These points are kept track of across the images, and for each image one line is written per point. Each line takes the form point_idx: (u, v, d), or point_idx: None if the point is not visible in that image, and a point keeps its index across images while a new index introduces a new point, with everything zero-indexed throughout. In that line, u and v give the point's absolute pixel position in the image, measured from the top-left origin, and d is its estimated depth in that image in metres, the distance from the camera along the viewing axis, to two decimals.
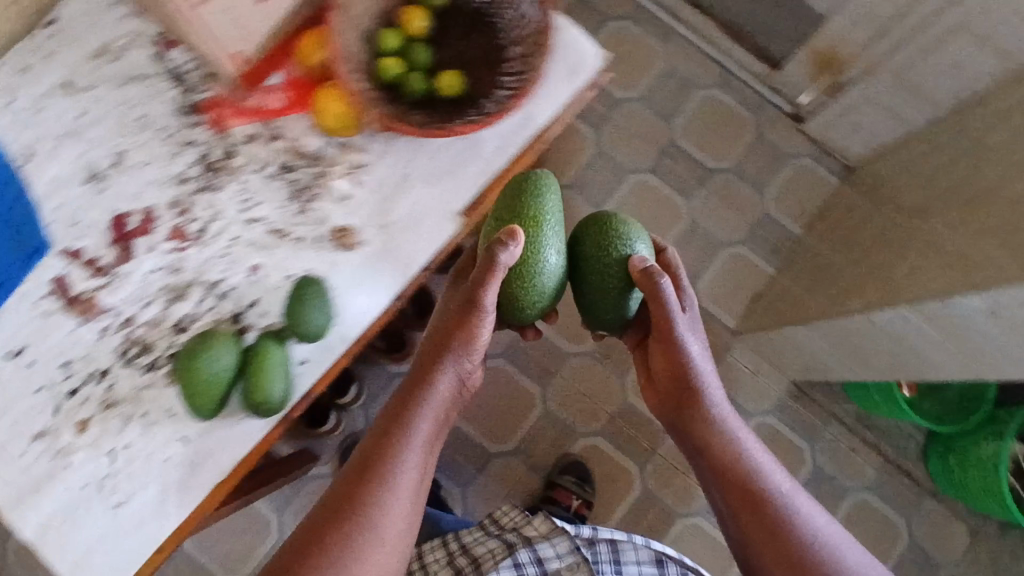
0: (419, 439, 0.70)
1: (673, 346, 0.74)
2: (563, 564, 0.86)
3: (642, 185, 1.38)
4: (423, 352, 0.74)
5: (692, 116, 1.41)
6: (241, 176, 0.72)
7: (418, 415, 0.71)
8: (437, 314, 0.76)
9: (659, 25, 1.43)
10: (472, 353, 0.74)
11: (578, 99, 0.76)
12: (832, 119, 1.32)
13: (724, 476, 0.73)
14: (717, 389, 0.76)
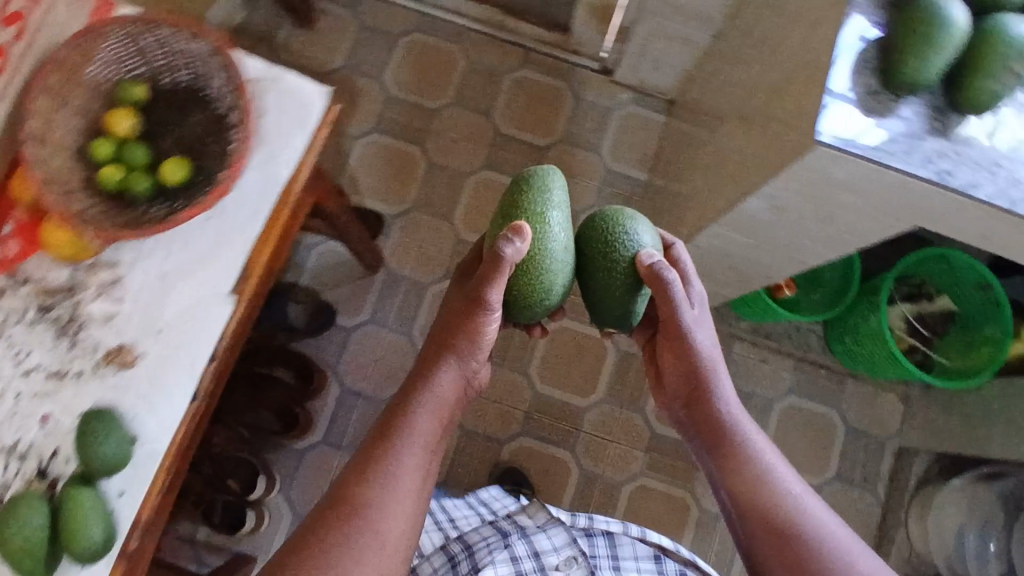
0: (421, 441, 0.74)
1: (683, 340, 0.76)
2: (561, 557, 0.91)
3: (484, 183, 1.39)
4: (428, 352, 0.80)
5: (510, 102, 1.43)
6: (3, 333, 0.70)
7: (415, 420, 0.75)
8: (444, 313, 0.81)
9: (448, 26, 1.45)
10: (471, 347, 0.78)
11: (315, 142, 0.75)
12: (633, 63, 1.36)
13: (733, 466, 0.74)
14: (727, 381, 0.78)
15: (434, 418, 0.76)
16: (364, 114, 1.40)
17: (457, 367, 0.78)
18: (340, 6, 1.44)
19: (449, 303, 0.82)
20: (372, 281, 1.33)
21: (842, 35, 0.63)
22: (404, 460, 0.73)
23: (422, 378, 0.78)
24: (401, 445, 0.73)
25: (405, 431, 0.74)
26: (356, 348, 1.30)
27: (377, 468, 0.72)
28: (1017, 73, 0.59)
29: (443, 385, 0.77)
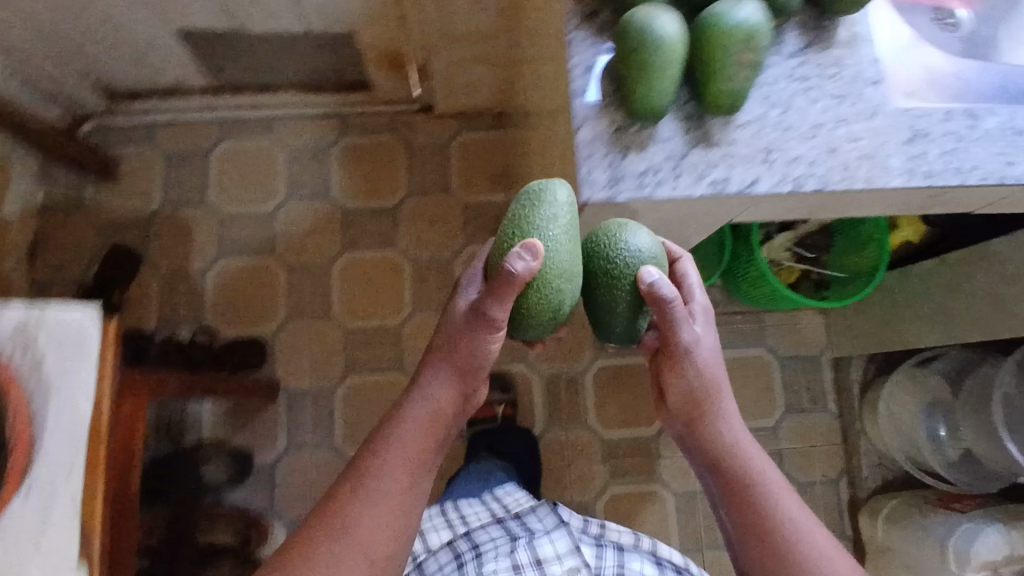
0: (400, 476, 0.63)
1: (687, 362, 0.68)
2: (563, 565, 0.90)
3: (351, 265, 1.34)
4: (425, 353, 0.67)
5: (346, 175, 1.37)
6: None
7: (395, 450, 0.64)
8: (448, 320, 0.66)
9: (255, 122, 1.38)
10: (466, 359, 0.65)
11: (107, 368, 0.73)
12: (448, 93, 1.31)
13: (743, 494, 0.67)
14: (730, 402, 0.71)
15: (423, 440, 0.65)
16: (203, 244, 1.33)
17: (454, 374, 0.66)
18: (139, 145, 1.36)
19: (451, 316, 0.65)
20: (277, 407, 1.28)
21: (575, 81, 0.60)
22: (375, 503, 0.62)
23: (417, 392, 0.66)
24: (375, 481, 0.63)
25: (384, 460, 0.64)
26: (288, 481, 1.26)
27: (344, 502, 0.63)
28: (751, 62, 0.56)
29: (426, 405, 0.65)
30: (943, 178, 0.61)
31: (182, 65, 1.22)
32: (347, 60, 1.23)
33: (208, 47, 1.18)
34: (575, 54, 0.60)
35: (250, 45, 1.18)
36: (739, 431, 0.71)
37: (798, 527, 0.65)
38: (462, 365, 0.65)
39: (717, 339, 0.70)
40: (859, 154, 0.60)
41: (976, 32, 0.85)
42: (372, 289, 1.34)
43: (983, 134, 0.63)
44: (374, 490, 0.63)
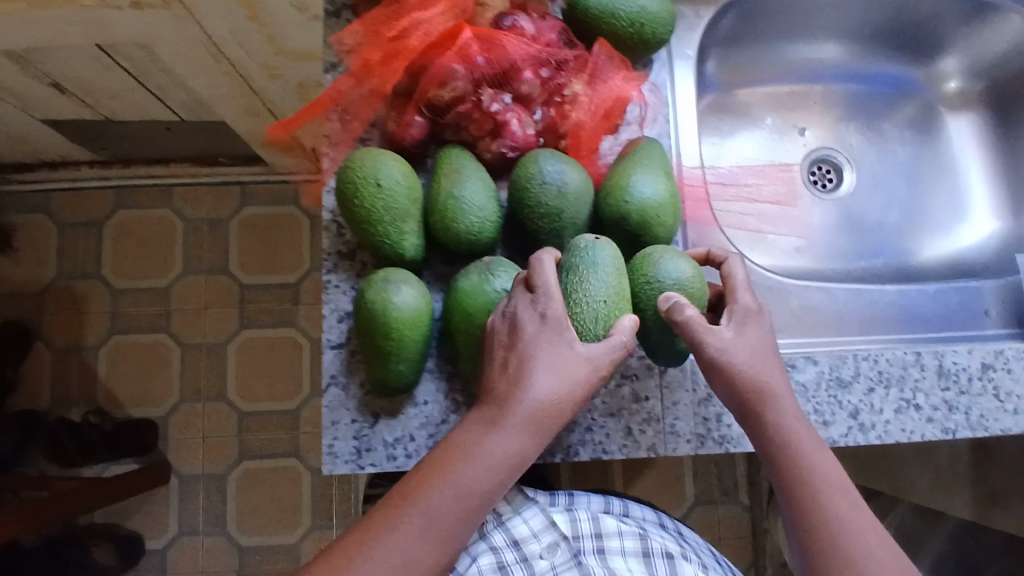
0: (447, 516, 0.45)
1: (713, 370, 0.49)
2: (543, 543, 0.70)
3: (246, 342, 1.30)
4: (506, 382, 0.47)
5: (245, 247, 1.31)
6: None
7: (451, 493, 0.45)
8: (545, 354, 0.46)
9: (152, 190, 1.32)
10: (564, 399, 0.47)
11: None
12: None
13: (799, 498, 0.48)
14: (786, 392, 0.50)
15: (498, 480, 0.46)
16: (96, 321, 1.30)
17: (544, 420, 0.46)
18: (29, 212, 1.30)
19: (530, 340, 0.46)
20: (167, 490, 1.27)
21: (328, 331, 0.54)
22: (407, 545, 0.44)
23: (492, 414, 0.46)
24: (418, 514, 0.44)
25: (429, 492, 0.45)
26: (176, 566, 1.25)
27: (371, 533, 0.44)
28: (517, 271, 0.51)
29: (497, 447, 0.46)
30: (738, 444, 0.55)
31: (60, 145, 1.16)
32: (234, 141, 1.17)
33: (81, 132, 1.11)
34: (328, 297, 0.54)
35: (124, 130, 1.12)
36: (800, 422, 0.50)
37: (867, 551, 0.46)
38: (549, 403, 0.46)
39: (762, 329, 0.50)
40: (643, 417, 0.55)
41: (868, 203, 0.77)
42: (265, 371, 1.29)
43: (796, 389, 0.56)
44: (419, 527, 0.44)
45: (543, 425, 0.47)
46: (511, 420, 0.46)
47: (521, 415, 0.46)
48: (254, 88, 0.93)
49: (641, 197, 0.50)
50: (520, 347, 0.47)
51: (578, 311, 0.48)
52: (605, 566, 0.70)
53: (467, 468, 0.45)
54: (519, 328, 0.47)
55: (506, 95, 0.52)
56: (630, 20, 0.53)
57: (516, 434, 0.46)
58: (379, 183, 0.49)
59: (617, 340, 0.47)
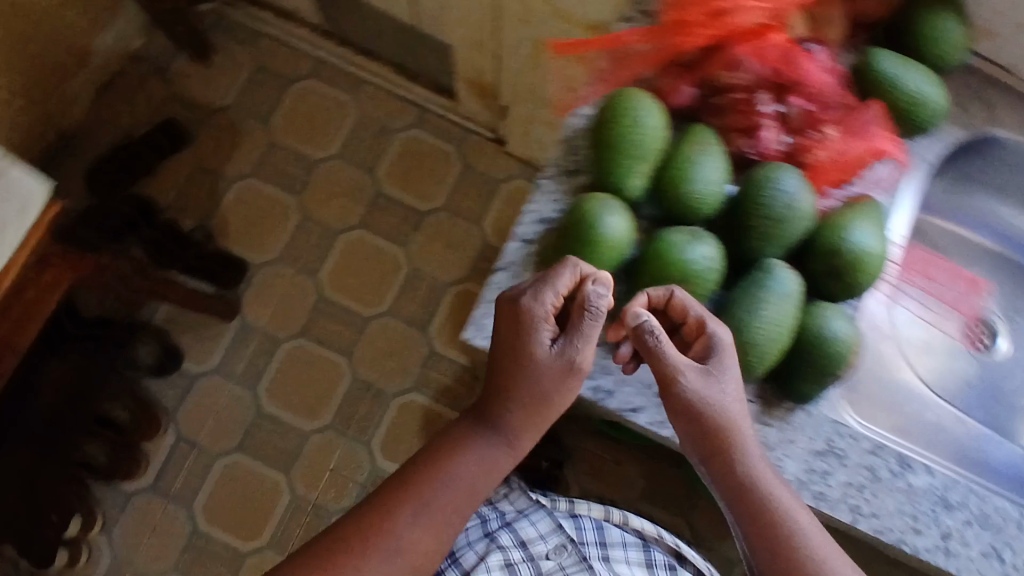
0: (439, 510, 0.57)
1: (686, 411, 0.51)
2: (549, 544, 0.77)
3: (353, 243, 1.36)
4: (501, 375, 0.56)
5: (395, 161, 1.39)
6: None
7: (441, 492, 0.57)
8: (524, 354, 0.55)
9: (344, 75, 1.41)
10: (551, 393, 0.55)
11: (31, 238, 0.78)
12: (520, 137, 1.30)
13: (770, 542, 0.50)
14: (750, 440, 0.52)
15: (485, 476, 0.58)
16: (244, 157, 1.39)
17: (531, 430, 0.58)
18: (238, 43, 1.43)
19: (515, 328, 0.55)
20: (226, 328, 1.33)
21: (523, 222, 0.60)
22: (409, 535, 0.56)
23: (481, 427, 0.58)
24: (415, 509, 0.57)
25: (428, 493, 0.57)
26: (198, 398, 1.30)
27: (383, 522, 0.57)
28: (712, 248, 0.54)
29: (488, 458, 0.58)
30: (832, 508, 0.55)
31: None
32: (443, 65, 1.25)
33: None
34: (535, 199, 0.60)
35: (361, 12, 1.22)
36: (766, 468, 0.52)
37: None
38: (544, 409, 0.56)
39: (724, 375, 0.51)
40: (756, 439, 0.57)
41: (1013, 379, 0.77)
42: (358, 273, 1.35)
43: (904, 487, 0.56)
44: (411, 515, 0.57)
45: (528, 417, 0.57)
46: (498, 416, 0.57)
47: (512, 414, 0.56)
48: (498, 21, 1.01)
49: (857, 242, 0.54)
50: (500, 339, 0.56)
51: (747, 323, 0.52)
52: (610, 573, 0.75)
53: (460, 467, 0.58)
54: (503, 324, 0.56)
55: (769, 107, 0.57)
56: (904, 94, 0.58)
57: (495, 437, 0.58)
58: (639, 122, 0.54)
59: (589, 312, 0.53)
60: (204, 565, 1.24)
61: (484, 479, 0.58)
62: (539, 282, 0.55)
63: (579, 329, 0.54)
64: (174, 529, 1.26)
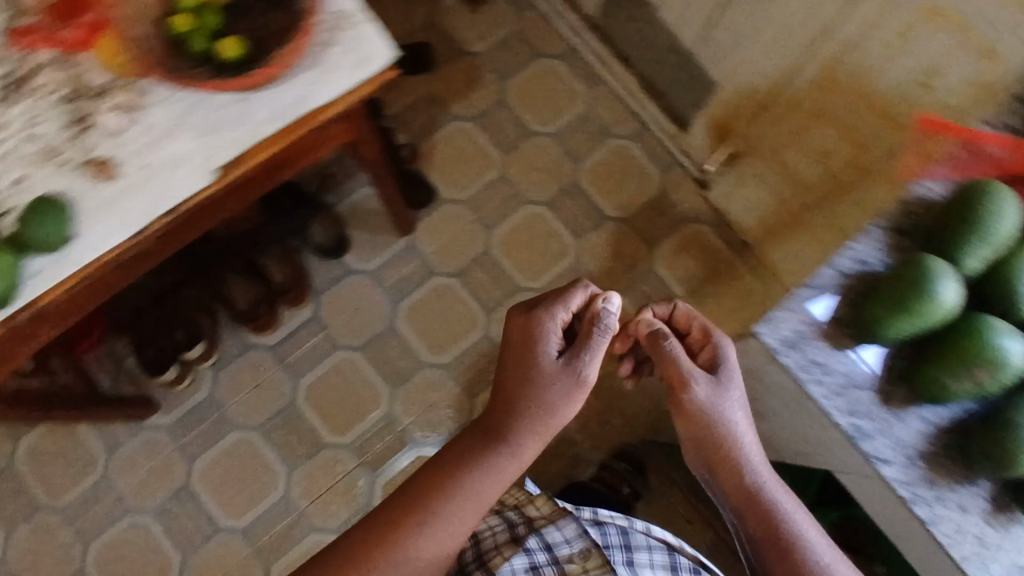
0: (455, 517, 0.68)
1: (700, 416, 0.68)
2: (574, 549, 0.76)
3: (533, 217, 1.42)
4: (509, 384, 0.72)
5: (601, 162, 1.44)
6: (31, 98, 0.77)
7: (457, 501, 0.68)
8: (542, 366, 0.71)
9: (587, 69, 1.48)
10: (560, 405, 0.71)
11: (358, 91, 0.77)
12: (729, 189, 1.34)
13: (763, 530, 0.65)
14: (744, 446, 0.68)
15: (497, 487, 0.70)
16: (469, 101, 1.47)
17: (543, 437, 0.71)
18: (507, 3, 1.51)
19: (540, 343, 0.72)
20: (392, 242, 1.40)
21: (840, 256, 0.63)
22: (420, 545, 0.67)
23: (496, 443, 0.70)
24: (425, 519, 0.68)
25: (440, 502, 0.68)
26: (343, 290, 1.37)
27: (396, 534, 0.67)
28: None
29: (504, 463, 0.70)
30: None
31: None
32: (693, 97, 1.30)
33: None
34: (859, 240, 0.64)
35: (645, 21, 1.28)
36: (765, 472, 0.68)
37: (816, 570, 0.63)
38: (551, 414, 0.71)
39: (724, 389, 0.68)
40: (980, 538, 0.58)
41: None
42: (527, 245, 1.41)
43: None
44: (421, 522, 0.68)
45: (542, 423, 0.71)
46: (499, 424, 0.71)
47: (514, 421, 0.70)
48: (788, 80, 1.05)
49: None
50: (509, 359, 0.73)
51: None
52: None
53: (480, 477, 0.69)
54: (514, 347, 0.73)
55: None
56: None
57: (517, 446, 0.71)
58: (1001, 213, 0.58)
59: (599, 331, 0.71)
60: (287, 437, 1.32)
61: (499, 486, 0.70)
62: (556, 309, 0.73)
63: (582, 343, 0.71)
64: (276, 394, 1.33)
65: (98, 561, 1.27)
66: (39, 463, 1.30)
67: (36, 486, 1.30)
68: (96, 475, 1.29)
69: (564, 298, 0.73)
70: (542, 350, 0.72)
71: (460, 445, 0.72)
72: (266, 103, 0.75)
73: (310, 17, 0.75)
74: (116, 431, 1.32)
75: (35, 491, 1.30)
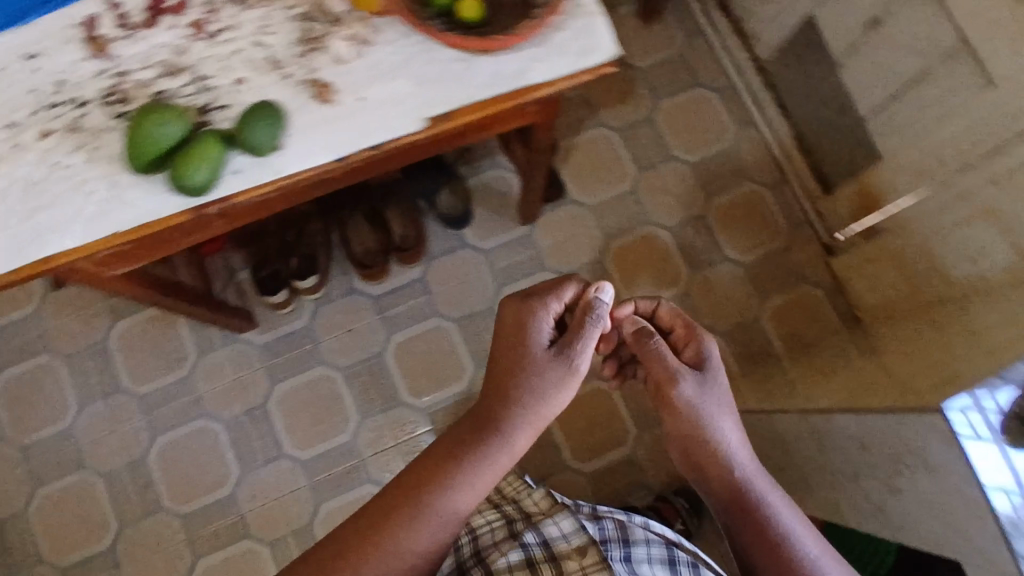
0: (445, 508, 0.68)
1: (690, 417, 0.72)
2: (572, 543, 0.72)
3: (652, 238, 1.42)
4: (497, 376, 0.73)
5: (733, 203, 1.44)
6: (268, 8, 0.80)
7: (445, 493, 0.68)
8: (534, 361, 0.73)
9: (742, 109, 1.48)
10: (556, 397, 0.72)
11: (576, 78, 0.79)
12: (858, 262, 1.32)
13: (752, 527, 0.70)
14: (731, 446, 0.72)
15: (488, 474, 0.70)
16: (619, 111, 1.47)
17: (537, 426, 0.73)
18: (679, 26, 1.51)
19: (532, 336, 0.74)
20: (512, 227, 1.42)
21: None
22: (408, 538, 0.67)
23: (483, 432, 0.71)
24: (411, 514, 0.67)
25: (427, 496, 0.68)
26: (454, 260, 1.40)
27: (380, 532, 0.67)
28: None
29: (496, 450, 0.71)
30: None
31: (774, 33, 1.34)
32: (848, 163, 1.29)
33: (803, 45, 1.28)
34: None
35: (821, 77, 1.27)
36: (748, 472, 0.73)
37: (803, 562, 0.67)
38: (546, 404, 0.72)
39: (704, 387, 0.73)
40: None
41: None
42: (641, 264, 1.41)
43: None
44: (412, 516, 0.67)
45: (535, 411, 0.72)
46: (490, 411, 0.72)
47: (506, 407, 0.71)
48: (964, 171, 1.04)
49: None
50: (499, 347, 0.75)
51: None
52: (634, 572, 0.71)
53: (469, 466, 0.69)
54: (504, 337, 0.75)
55: None
56: None
57: (506, 432, 0.71)
58: None
59: (591, 321, 0.73)
60: (366, 385, 1.34)
61: (491, 473, 0.71)
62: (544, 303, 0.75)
63: (573, 335, 0.73)
64: (367, 342, 1.36)
65: (162, 454, 1.31)
66: (130, 346, 1.34)
67: (122, 368, 1.33)
68: (180, 372, 1.33)
69: (557, 290, 0.76)
70: (531, 342, 0.73)
71: (446, 439, 0.72)
72: (489, 69, 0.78)
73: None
74: (209, 336, 1.35)
75: (119, 372, 1.33)
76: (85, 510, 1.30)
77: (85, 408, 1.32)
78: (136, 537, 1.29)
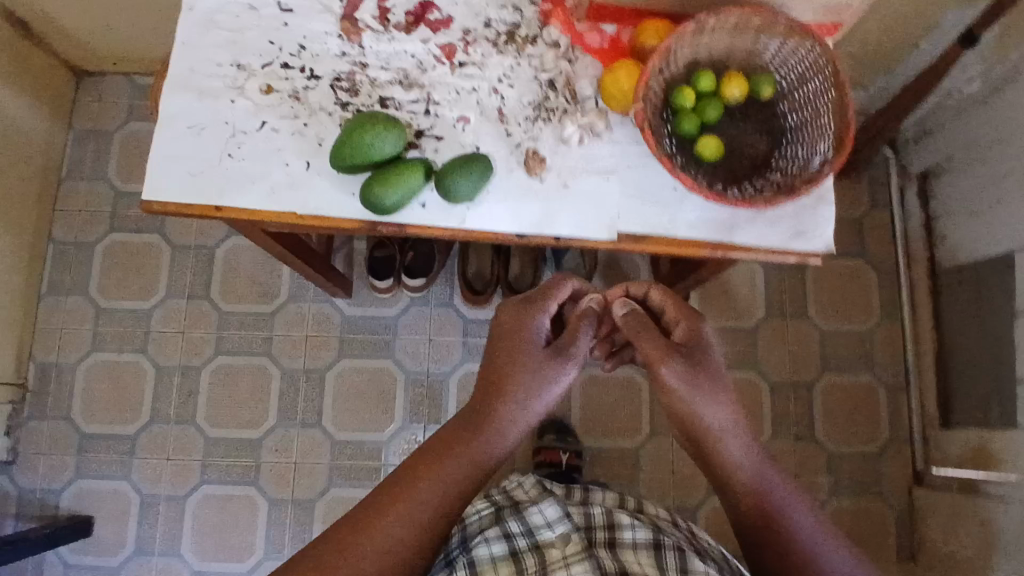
0: (441, 496, 0.65)
1: (684, 408, 0.72)
2: (556, 529, 0.73)
3: (750, 385, 1.37)
4: (491, 369, 0.71)
5: (845, 386, 1.38)
6: (519, 61, 0.80)
7: (441, 483, 0.65)
8: (529, 356, 0.71)
9: (895, 300, 1.42)
10: (556, 392, 0.71)
11: (782, 256, 0.76)
12: (944, 506, 1.24)
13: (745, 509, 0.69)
14: (729, 435, 0.71)
15: (487, 461, 0.67)
16: None
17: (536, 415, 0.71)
18: (867, 192, 1.46)
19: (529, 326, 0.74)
20: None
21: None
22: (405, 526, 0.63)
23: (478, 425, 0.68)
24: (406, 505, 0.64)
25: (424, 489, 0.64)
26: None
27: (373, 526, 0.62)
28: None
29: (497, 436, 0.68)
30: None
31: (961, 249, 1.27)
32: (977, 412, 1.20)
33: (985, 277, 1.20)
34: None
35: (988, 317, 1.19)
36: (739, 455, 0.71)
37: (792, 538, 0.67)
38: (549, 392, 0.70)
39: (696, 372, 0.72)
40: None
41: None
42: None
43: None
44: (413, 505, 0.64)
45: (533, 402, 0.69)
46: (486, 403, 0.70)
47: (506, 397, 0.69)
48: None
49: None
50: (495, 345, 0.73)
51: None
52: (616, 556, 0.70)
53: (465, 455, 0.66)
54: (502, 336, 0.73)
55: None
56: None
57: (505, 416, 0.69)
58: None
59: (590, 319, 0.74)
60: (422, 398, 1.34)
61: (491, 459, 0.68)
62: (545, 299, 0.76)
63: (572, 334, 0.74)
64: (442, 357, 1.35)
65: (216, 373, 1.34)
66: (233, 262, 1.37)
67: (218, 279, 1.37)
68: (267, 307, 1.36)
69: (558, 283, 0.78)
70: (531, 338, 0.73)
71: (440, 431, 0.69)
72: (698, 211, 0.75)
73: (791, 176, 0.76)
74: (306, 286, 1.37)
75: (214, 281, 1.37)
76: (132, 391, 1.33)
77: (169, 299, 1.36)
78: (161, 436, 1.32)
